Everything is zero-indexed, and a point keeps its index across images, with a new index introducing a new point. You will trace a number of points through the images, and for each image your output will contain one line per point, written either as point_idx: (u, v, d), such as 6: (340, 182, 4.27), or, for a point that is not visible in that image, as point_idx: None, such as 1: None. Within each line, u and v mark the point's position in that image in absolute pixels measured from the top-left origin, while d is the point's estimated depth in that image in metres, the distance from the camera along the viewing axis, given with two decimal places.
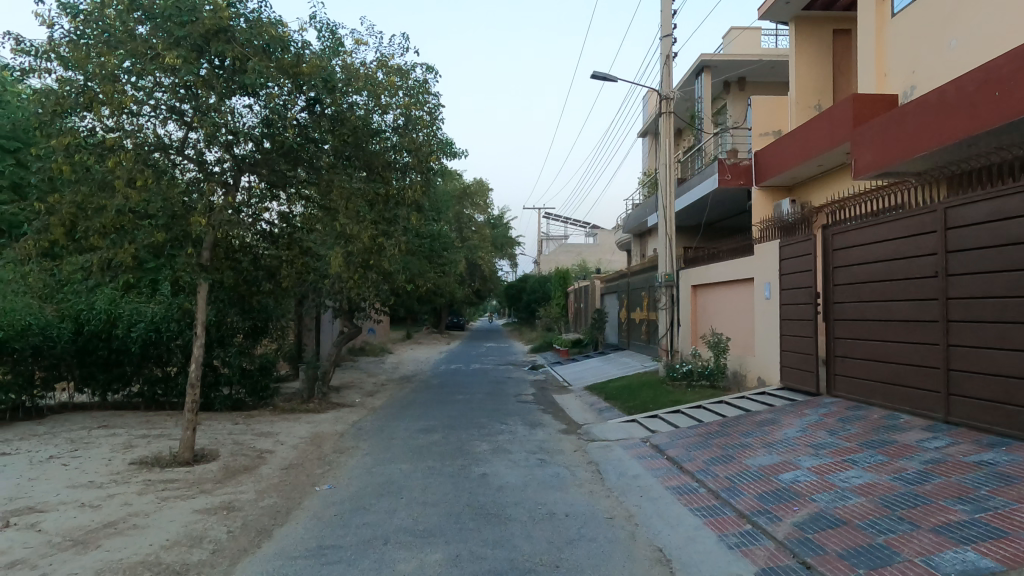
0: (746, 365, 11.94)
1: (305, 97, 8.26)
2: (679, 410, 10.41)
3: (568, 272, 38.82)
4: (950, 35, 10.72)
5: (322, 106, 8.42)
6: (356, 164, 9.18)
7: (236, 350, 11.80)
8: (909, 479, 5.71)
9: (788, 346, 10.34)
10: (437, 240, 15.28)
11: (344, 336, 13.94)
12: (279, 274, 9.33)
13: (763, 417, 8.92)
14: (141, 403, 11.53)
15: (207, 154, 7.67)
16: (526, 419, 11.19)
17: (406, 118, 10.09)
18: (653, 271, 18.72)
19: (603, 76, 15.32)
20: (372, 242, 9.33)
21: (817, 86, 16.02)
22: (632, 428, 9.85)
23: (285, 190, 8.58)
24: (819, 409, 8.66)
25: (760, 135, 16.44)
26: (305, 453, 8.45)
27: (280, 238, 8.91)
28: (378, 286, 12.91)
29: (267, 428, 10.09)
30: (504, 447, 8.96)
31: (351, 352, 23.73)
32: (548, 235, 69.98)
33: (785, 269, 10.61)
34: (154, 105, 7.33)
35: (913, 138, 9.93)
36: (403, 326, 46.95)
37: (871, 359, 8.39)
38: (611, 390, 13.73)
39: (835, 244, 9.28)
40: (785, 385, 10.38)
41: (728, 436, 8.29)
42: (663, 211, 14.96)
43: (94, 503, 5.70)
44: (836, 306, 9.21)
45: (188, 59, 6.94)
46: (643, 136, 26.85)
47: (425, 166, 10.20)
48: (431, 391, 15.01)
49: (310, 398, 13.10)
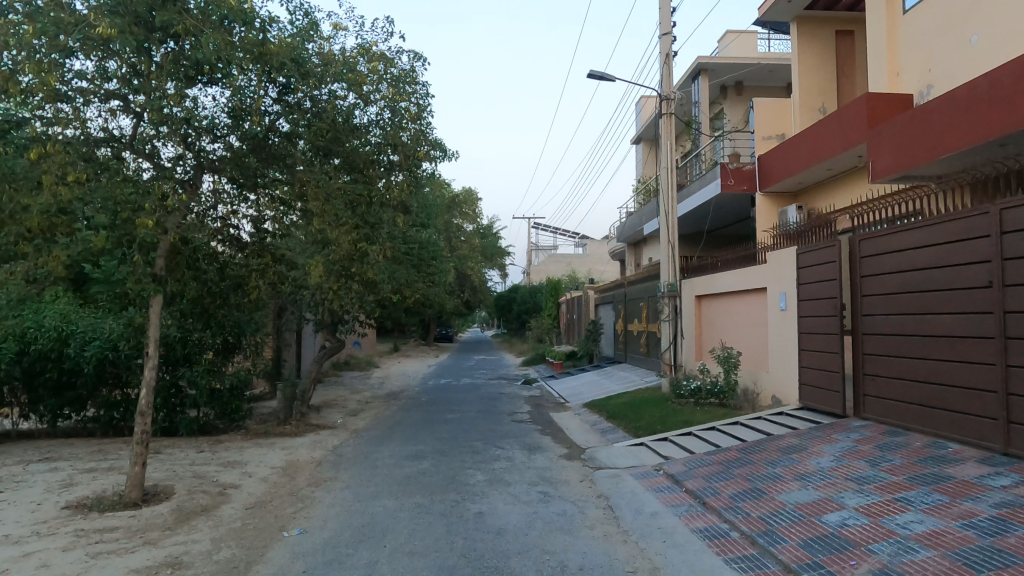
0: (759, 382, 11.07)
1: (278, 84, 7.44)
2: (690, 433, 9.52)
3: (560, 283, 37.78)
4: (970, 31, 10.06)
5: (296, 97, 7.69)
6: (335, 161, 8.42)
7: (202, 368, 10.73)
8: (986, 528, 4.79)
9: (808, 362, 9.49)
10: (425, 249, 14.38)
11: (326, 352, 12.97)
12: (247, 285, 8.26)
13: (788, 442, 8.04)
14: (97, 428, 10.50)
15: (161, 149, 6.82)
16: (523, 442, 10.21)
17: (391, 111, 9.22)
18: (652, 281, 17.89)
19: (600, 75, 14.57)
20: (354, 248, 8.54)
21: (822, 88, 15.34)
22: (641, 453, 8.94)
23: (255, 194, 7.61)
24: (850, 434, 7.79)
25: (763, 138, 15.61)
26: (275, 488, 7.42)
27: (253, 246, 7.89)
28: (361, 297, 11.99)
29: (236, 456, 9.07)
30: (502, 477, 7.99)
31: (334, 367, 22.62)
32: (538, 245, 69.26)
33: (803, 278, 9.78)
34: (94, 89, 6.45)
35: (939, 137, 9.25)
36: (389, 339, 45.76)
37: (908, 379, 7.55)
38: (612, 408, 12.79)
39: (863, 251, 8.46)
40: (805, 405, 9.51)
41: (753, 466, 7.39)
42: (664, 218, 14.15)
43: (2, 565, 4.67)
44: (864, 319, 8.38)
45: (128, 28, 6.04)
46: (637, 142, 26.14)
47: (412, 163, 9.41)
48: (419, 410, 14.01)
49: (288, 419, 12.08)
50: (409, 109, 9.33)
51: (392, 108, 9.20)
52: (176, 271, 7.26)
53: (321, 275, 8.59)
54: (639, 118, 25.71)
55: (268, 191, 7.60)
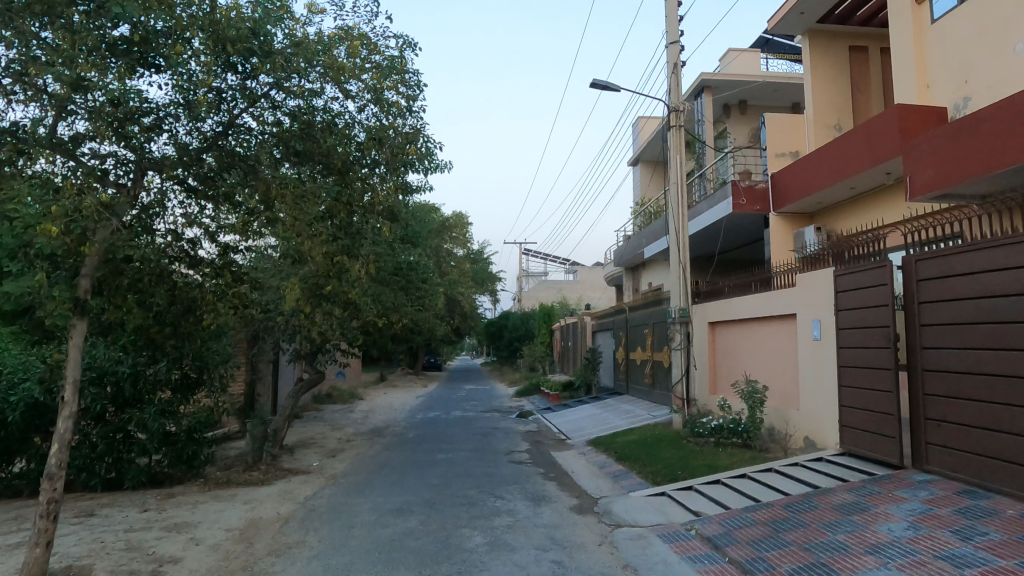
0: (788, 420, 9.84)
1: (252, 84, 6.70)
2: (717, 482, 8.27)
3: (553, 309, 36.51)
4: (1011, 39, 8.98)
5: (283, 100, 6.98)
6: (312, 170, 7.41)
7: (154, 409, 9.43)
8: None
9: (851, 400, 8.28)
10: (412, 270, 13.07)
11: (303, 385, 11.66)
12: (199, 310, 7.10)
13: (840, 497, 6.77)
14: (26, 486, 9.11)
15: (99, 148, 5.83)
16: (525, 491, 8.88)
17: (376, 104, 7.90)
18: (658, 307, 16.75)
19: (603, 84, 13.65)
20: (335, 266, 7.30)
21: (837, 104, 14.29)
22: (665, 507, 7.64)
23: (223, 207, 6.54)
24: (917, 490, 6.50)
25: (775, 157, 14.57)
26: (225, 560, 6.06)
27: (224, 272, 6.83)
28: (342, 322, 10.74)
29: (186, 517, 7.72)
30: (503, 540, 6.65)
31: (316, 400, 21.19)
32: (529, 272, 68.37)
33: (841, 303, 8.63)
34: (8, 82, 5.44)
35: (990, 149, 8.19)
36: (377, 368, 44.19)
37: (983, 427, 6.30)
38: (622, 447, 11.52)
39: (921, 272, 7.30)
40: (847, 450, 8.27)
41: (808, 531, 6.07)
42: (674, 238, 13.09)
43: None
44: (923, 352, 7.18)
45: None
46: (636, 163, 25.23)
47: (400, 163, 8.12)
48: (405, 450, 12.61)
49: (256, 463, 10.75)
50: (396, 104, 8.03)
51: (378, 103, 7.90)
52: (117, 295, 6.32)
53: (299, 299, 7.42)
54: (638, 138, 24.84)
55: (232, 199, 6.54)
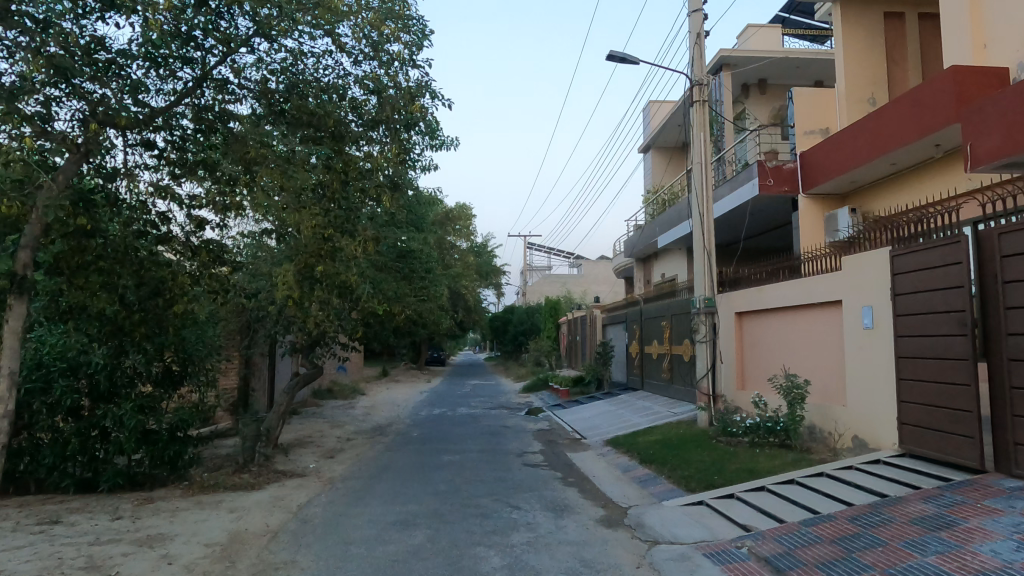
0: (832, 418, 8.90)
1: (236, 27, 5.93)
2: (762, 488, 7.35)
3: (559, 303, 35.49)
4: None
5: (269, 51, 6.32)
6: (300, 134, 6.55)
7: (130, 405, 8.46)
8: None
9: (913, 396, 7.31)
10: (415, 257, 12.13)
11: (299, 380, 10.77)
12: (167, 292, 6.17)
13: (917, 508, 5.79)
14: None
15: (62, 103, 5.36)
16: (544, 498, 7.93)
17: (374, 59, 6.98)
18: (676, 297, 15.79)
19: (621, 56, 12.65)
20: (329, 247, 6.42)
21: (871, 77, 13.23)
22: (708, 520, 6.70)
23: (198, 175, 6.07)
24: (1013, 501, 5.50)
25: (805, 134, 13.51)
26: None
27: (202, 250, 6.23)
28: (339, 311, 9.85)
29: (162, 529, 6.80)
30: (525, 561, 5.69)
31: (316, 396, 20.36)
32: (533, 265, 67.43)
33: (898, 287, 7.64)
34: None
35: None
36: (379, 363, 43.38)
37: None
38: (646, 447, 10.57)
39: (1005, 248, 6.28)
40: (909, 452, 7.31)
41: (889, 551, 5.10)
42: (698, 222, 12.11)
43: None
44: (1007, 339, 6.20)
45: None
46: (646, 149, 24.22)
47: (402, 124, 7.05)
48: (409, 451, 11.69)
49: (249, 464, 9.84)
50: (395, 55, 7.05)
51: (374, 52, 6.94)
52: (83, 271, 5.65)
53: (292, 287, 6.59)
54: (650, 124, 23.84)
55: (214, 170, 6.05)
